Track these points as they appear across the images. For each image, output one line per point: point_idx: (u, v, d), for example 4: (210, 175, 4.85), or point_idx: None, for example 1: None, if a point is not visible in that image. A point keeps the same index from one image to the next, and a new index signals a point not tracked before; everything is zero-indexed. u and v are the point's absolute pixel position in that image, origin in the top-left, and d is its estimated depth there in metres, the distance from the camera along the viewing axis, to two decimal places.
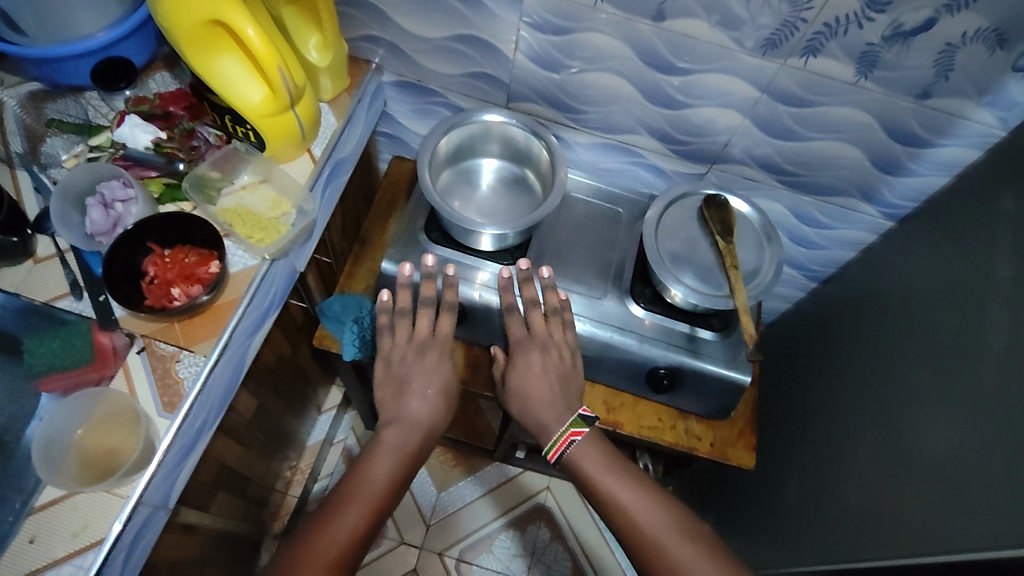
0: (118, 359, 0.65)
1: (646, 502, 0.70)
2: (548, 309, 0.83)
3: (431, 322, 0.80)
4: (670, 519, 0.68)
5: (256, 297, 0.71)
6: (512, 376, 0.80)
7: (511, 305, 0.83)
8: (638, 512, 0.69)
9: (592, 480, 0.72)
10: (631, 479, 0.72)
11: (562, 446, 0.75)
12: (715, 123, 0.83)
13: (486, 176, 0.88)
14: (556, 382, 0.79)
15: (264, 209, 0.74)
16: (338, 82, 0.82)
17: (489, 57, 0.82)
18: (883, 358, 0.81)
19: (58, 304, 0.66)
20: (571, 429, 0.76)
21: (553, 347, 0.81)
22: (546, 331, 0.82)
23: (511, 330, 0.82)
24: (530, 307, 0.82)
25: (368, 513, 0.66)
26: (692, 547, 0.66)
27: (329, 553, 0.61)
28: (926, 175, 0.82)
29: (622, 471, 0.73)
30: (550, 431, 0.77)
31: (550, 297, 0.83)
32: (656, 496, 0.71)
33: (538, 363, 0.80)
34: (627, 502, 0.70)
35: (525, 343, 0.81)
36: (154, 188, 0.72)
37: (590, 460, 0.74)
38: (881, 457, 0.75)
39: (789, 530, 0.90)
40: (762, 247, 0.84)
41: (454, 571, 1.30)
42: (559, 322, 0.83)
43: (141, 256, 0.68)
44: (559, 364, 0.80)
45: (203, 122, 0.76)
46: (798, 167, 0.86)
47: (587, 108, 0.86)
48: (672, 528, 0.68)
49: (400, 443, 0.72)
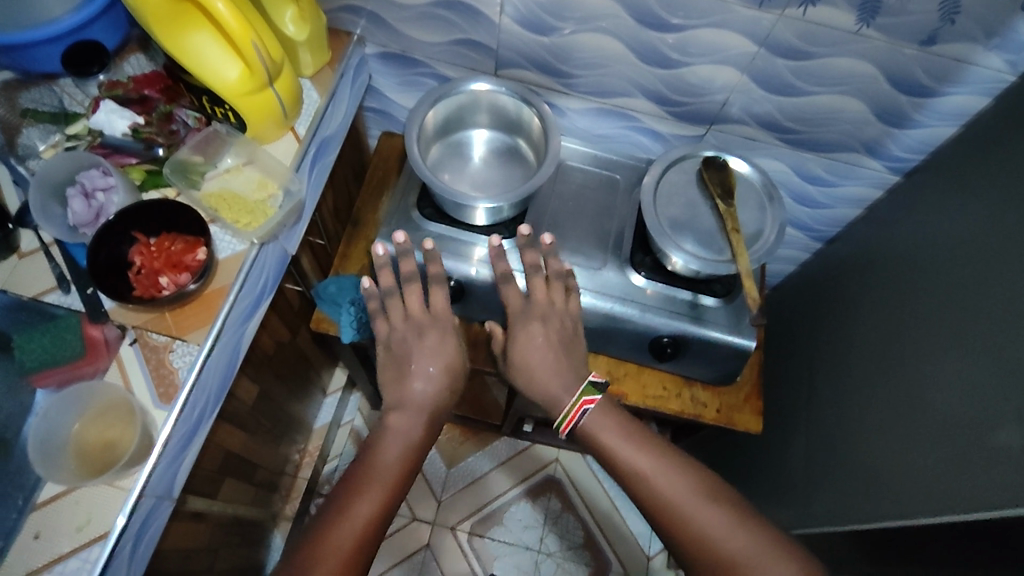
0: (110, 351, 0.63)
1: (666, 469, 0.68)
2: (551, 273, 0.81)
3: (422, 300, 0.79)
4: (690, 484, 0.67)
5: (247, 283, 0.69)
6: (517, 347, 0.78)
7: (506, 274, 0.80)
8: (659, 481, 0.68)
9: (612, 452, 0.71)
10: (648, 445, 0.71)
11: (576, 417, 0.74)
12: (712, 81, 0.80)
13: (478, 147, 0.86)
14: (560, 350, 0.78)
15: (249, 192, 0.72)
16: (318, 56, 0.79)
17: (474, 23, 0.79)
18: (890, 316, 0.79)
19: (47, 299, 0.65)
20: (584, 398, 0.75)
21: (554, 317, 0.80)
22: (547, 299, 0.80)
23: (508, 301, 0.81)
24: (533, 275, 0.81)
25: (380, 498, 0.65)
26: (716, 512, 0.65)
27: (342, 540, 0.61)
28: (933, 126, 0.79)
29: (639, 438, 0.72)
30: (561, 401, 0.76)
31: (553, 263, 0.82)
32: (675, 461, 0.69)
33: (539, 334, 0.78)
34: (646, 468, 0.69)
35: (524, 314, 0.80)
36: (135, 175, 0.70)
37: (607, 432, 0.73)
38: (893, 416, 0.74)
39: (801, 493, 0.89)
40: (763, 207, 0.81)
41: (468, 545, 1.31)
42: (560, 286, 0.81)
43: (126, 246, 0.66)
44: (560, 333, 0.79)
45: (182, 104, 0.73)
46: (800, 124, 0.83)
47: (578, 71, 0.83)
48: (693, 493, 0.66)
49: (402, 429, 0.71)
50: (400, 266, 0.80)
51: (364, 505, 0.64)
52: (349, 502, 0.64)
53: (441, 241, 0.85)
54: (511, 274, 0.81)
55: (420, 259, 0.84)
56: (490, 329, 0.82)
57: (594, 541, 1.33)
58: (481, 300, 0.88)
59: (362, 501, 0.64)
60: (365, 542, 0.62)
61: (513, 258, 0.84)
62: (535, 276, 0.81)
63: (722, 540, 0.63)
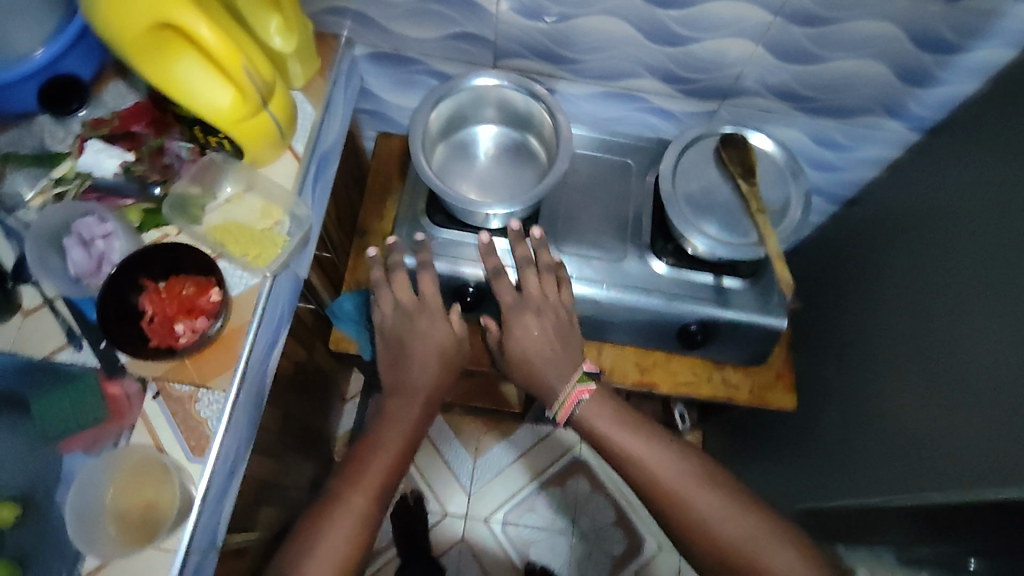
0: (133, 406, 0.61)
1: (661, 456, 0.71)
2: (542, 266, 0.79)
3: (411, 287, 0.79)
4: (685, 470, 0.70)
5: (265, 318, 0.67)
6: (514, 336, 0.77)
7: (497, 269, 0.77)
8: (658, 468, 0.70)
9: (608, 439, 0.73)
10: (643, 432, 0.73)
11: (572, 404, 0.75)
12: (725, 54, 0.75)
13: (485, 144, 0.82)
14: (556, 343, 0.77)
15: (254, 221, 0.69)
16: (308, 65, 0.74)
17: (470, 15, 0.74)
18: (918, 284, 0.78)
19: (59, 357, 0.62)
20: (579, 387, 0.75)
21: (548, 308, 0.78)
22: (540, 292, 0.78)
23: (502, 297, 0.78)
24: (526, 268, 0.78)
25: (378, 483, 0.72)
26: (711, 496, 0.68)
27: (342, 522, 0.68)
28: (956, 82, 0.76)
29: (634, 426, 0.74)
30: (555, 391, 0.76)
31: (544, 256, 0.79)
32: (670, 449, 0.72)
33: (535, 328, 0.77)
34: (644, 454, 0.71)
35: (518, 308, 0.77)
36: (132, 217, 0.66)
37: (601, 418, 0.74)
38: (929, 387, 0.72)
39: (834, 463, 0.89)
40: (787, 181, 0.78)
41: (502, 534, 1.32)
42: (551, 277, 0.78)
43: (134, 294, 0.63)
44: (556, 325, 0.77)
45: (173, 135, 0.68)
46: (816, 91, 0.80)
47: (582, 56, 0.79)
48: (689, 480, 0.69)
49: (400, 416, 0.76)
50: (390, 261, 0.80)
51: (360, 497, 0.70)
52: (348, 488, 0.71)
53: (451, 247, 0.81)
54: (503, 267, 0.78)
55: (411, 263, 0.80)
56: (484, 323, 0.81)
57: (625, 517, 1.35)
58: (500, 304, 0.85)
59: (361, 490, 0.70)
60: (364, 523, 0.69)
61: (507, 258, 0.81)
62: (528, 270, 0.78)
63: (719, 522, 0.67)
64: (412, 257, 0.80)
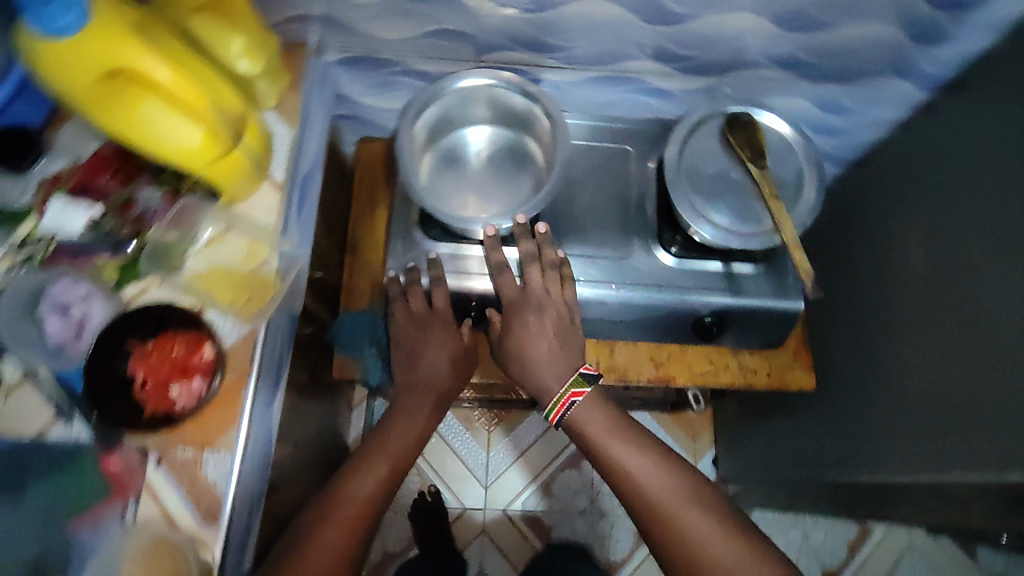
0: (136, 477, 0.58)
1: (651, 468, 0.68)
2: (546, 263, 0.75)
3: (425, 300, 0.77)
4: (676, 486, 0.67)
5: (265, 365, 0.63)
6: (515, 333, 0.74)
7: (502, 263, 0.73)
8: (644, 480, 0.68)
9: (598, 446, 0.70)
10: (636, 442, 0.71)
11: (563, 408, 0.72)
12: (726, 30, 0.69)
13: (479, 144, 0.77)
14: (555, 341, 0.74)
15: (239, 265, 0.64)
16: (278, 82, 0.68)
17: (448, 10, 0.67)
18: (939, 255, 0.75)
19: (50, 434, 0.58)
20: (573, 389, 0.73)
21: (549, 306, 0.75)
22: (543, 287, 0.75)
23: (504, 290, 0.74)
24: (530, 263, 0.74)
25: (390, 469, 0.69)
26: (698, 516, 0.65)
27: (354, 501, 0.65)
28: (971, 37, 0.71)
29: (625, 435, 0.71)
30: (549, 390, 0.73)
31: (547, 253, 0.75)
32: (663, 462, 0.69)
33: (534, 326, 0.74)
34: (633, 465, 0.69)
35: (520, 304, 0.74)
36: (108, 273, 0.61)
37: (594, 424, 0.72)
38: (961, 364, 0.70)
39: (853, 435, 0.88)
40: (799, 159, 0.75)
41: (522, 523, 1.30)
42: (553, 274, 0.75)
43: (121, 360, 0.58)
44: (557, 323, 0.74)
45: (142, 183, 0.62)
46: (823, 59, 0.74)
47: (571, 43, 0.72)
48: (676, 495, 0.66)
49: (414, 410, 0.74)
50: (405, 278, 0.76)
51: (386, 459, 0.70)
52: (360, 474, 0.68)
53: (453, 262, 0.76)
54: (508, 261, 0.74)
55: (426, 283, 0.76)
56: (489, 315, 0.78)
57: None
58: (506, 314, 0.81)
59: (386, 454, 0.70)
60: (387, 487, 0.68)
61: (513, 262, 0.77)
62: (532, 266, 0.74)
63: (702, 541, 0.63)
64: (426, 276, 0.76)
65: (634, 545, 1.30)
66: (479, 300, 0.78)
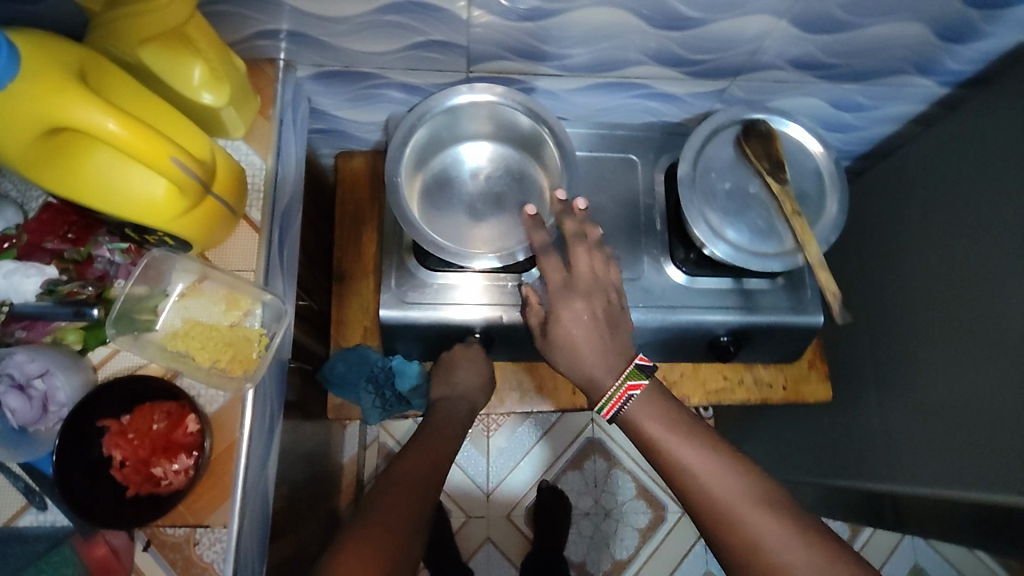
0: (123, 563, 0.53)
1: (721, 468, 0.55)
2: (592, 243, 0.64)
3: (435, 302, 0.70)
4: (748, 492, 0.53)
5: (256, 429, 0.57)
6: (561, 319, 0.62)
7: (545, 244, 0.63)
8: (712, 481, 0.54)
9: (655, 443, 0.57)
10: (702, 441, 0.56)
11: (619, 403, 0.60)
12: (741, 33, 0.63)
13: (476, 162, 0.72)
14: (607, 331, 0.62)
15: (220, 320, 0.58)
16: (248, 111, 0.61)
17: (435, 22, 0.60)
18: (964, 263, 0.70)
19: (20, 522, 0.53)
20: (628, 382, 0.60)
21: (599, 291, 0.63)
22: (590, 271, 0.63)
23: (548, 276, 0.63)
24: (575, 243, 0.63)
25: (433, 469, 0.61)
26: (781, 527, 0.51)
27: (403, 496, 0.56)
28: (1001, 33, 0.66)
29: (690, 432, 0.57)
30: (601, 385, 0.61)
31: (591, 230, 0.64)
32: (735, 464, 0.55)
33: (584, 314, 0.62)
34: (697, 465, 0.55)
35: (566, 291, 0.63)
36: (74, 338, 0.55)
37: (653, 420, 0.58)
38: (979, 380, 0.67)
39: (858, 444, 0.85)
40: (819, 172, 0.70)
41: (526, 527, 1.24)
42: (598, 255, 0.64)
43: (95, 440, 0.53)
44: (608, 311, 0.63)
45: (100, 237, 0.56)
46: (842, 59, 0.69)
47: (569, 51, 0.65)
48: (754, 503, 0.52)
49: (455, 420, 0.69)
50: (410, 307, 0.70)
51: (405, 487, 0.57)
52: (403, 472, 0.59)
53: (448, 293, 0.71)
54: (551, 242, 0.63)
55: (424, 318, 0.70)
56: (526, 295, 0.66)
57: (651, 497, 1.27)
58: (511, 342, 0.76)
59: (408, 480, 0.58)
60: (413, 517, 0.54)
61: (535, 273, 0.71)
62: (578, 246, 0.63)
63: (787, 560, 0.49)
64: (422, 309, 0.70)
65: (643, 544, 1.25)
66: (482, 331, 0.72)
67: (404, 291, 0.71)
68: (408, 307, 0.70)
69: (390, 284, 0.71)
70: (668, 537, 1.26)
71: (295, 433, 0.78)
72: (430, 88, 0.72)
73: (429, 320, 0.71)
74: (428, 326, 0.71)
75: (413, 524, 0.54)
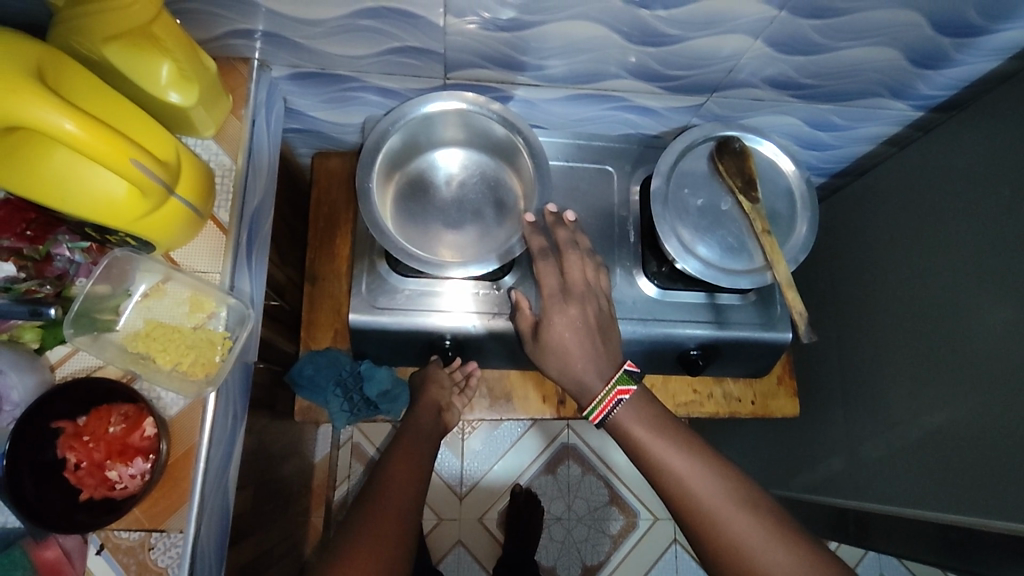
0: (75, 565, 0.53)
1: (708, 471, 0.54)
2: (582, 251, 0.66)
3: (412, 306, 0.70)
4: (732, 495, 0.53)
5: (217, 433, 0.56)
6: (552, 324, 0.62)
7: (543, 250, 0.64)
8: (698, 486, 0.53)
9: (643, 448, 0.56)
10: (689, 445, 0.56)
11: (608, 407, 0.59)
12: (718, 52, 0.64)
13: (450, 168, 0.71)
14: (598, 338, 0.62)
15: (182, 321, 0.57)
16: (219, 111, 0.61)
17: (412, 29, 0.59)
18: (929, 287, 0.71)
19: None
20: (618, 387, 0.59)
21: (591, 298, 0.64)
22: (581, 279, 0.64)
23: (543, 281, 0.64)
24: (567, 250, 0.64)
25: (413, 484, 0.61)
26: (763, 529, 0.51)
27: (390, 511, 0.57)
28: (974, 60, 0.67)
29: (678, 434, 0.57)
30: (590, 390, 0.61)
31: (580, 239, 0.66)
32: (721, 468, 0.55)
33: (577, 319, 0.62)
34: (683, 470, 0.54)
35: (560, 298, 0.63)
36: (31, 335, 0.54)
37: (643, 423, 0.58)
38: (944, 403, 0.67)
39: (824, 459, 0.86)
40: (790, 191, 0.71)
41: (498, 531, 1.24)
42: (589, 263, 0.66)
43: (47, 444, 0.52)
44: (599, 317, 0.64)
45: (59, 237, 0.53)
46: (817, 80, 0.69)
47: (547, 62, 0.65)
48: (738, 506, 0.52)
49: (423, 435, 0.70)
50: (389, 313, 0.70)
51: (385, 514, 0.56)
52: (384, 493, 0.59)
53: (422, 299, 0.70)
54: (549, 248, 0.65)
55: (399, 324, 0.70)
56: (516, 299, 0.67)
57: (621, 503, 1.28)
58: (483, 349, 0.76)
59: (392, 500, 0.58)
60: (400, 542, 0.55)
61: (509, 281, 0.71)
62: (571, 252, 0.64)
63: (770, 563, 0.50)
64: (395, 316, 0.70)
65: (613, 549, 1.26)
66: (452, 339, 0.72)
67: (381, 293, 0.70)
68: (382, 315, 0.70)
69: (363, 288, 0.70)
70: (638, 544, 1.26)
71: (262, 434, 0.77)
72: (408, 93, 0.72)
73: (401, 327, 0.70)
74: (400, 331, 0.71)
75: (402, 542, 0.55)
